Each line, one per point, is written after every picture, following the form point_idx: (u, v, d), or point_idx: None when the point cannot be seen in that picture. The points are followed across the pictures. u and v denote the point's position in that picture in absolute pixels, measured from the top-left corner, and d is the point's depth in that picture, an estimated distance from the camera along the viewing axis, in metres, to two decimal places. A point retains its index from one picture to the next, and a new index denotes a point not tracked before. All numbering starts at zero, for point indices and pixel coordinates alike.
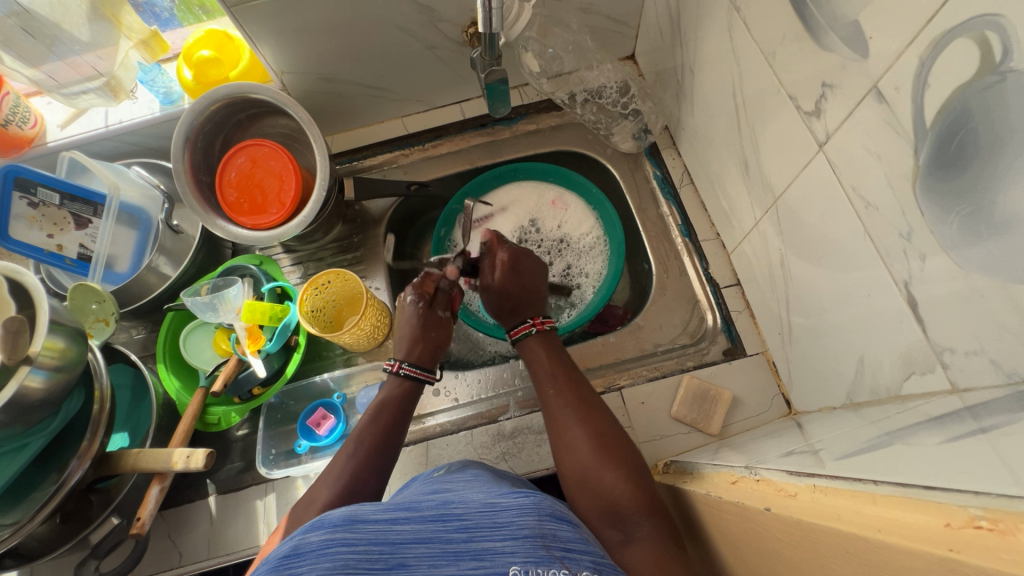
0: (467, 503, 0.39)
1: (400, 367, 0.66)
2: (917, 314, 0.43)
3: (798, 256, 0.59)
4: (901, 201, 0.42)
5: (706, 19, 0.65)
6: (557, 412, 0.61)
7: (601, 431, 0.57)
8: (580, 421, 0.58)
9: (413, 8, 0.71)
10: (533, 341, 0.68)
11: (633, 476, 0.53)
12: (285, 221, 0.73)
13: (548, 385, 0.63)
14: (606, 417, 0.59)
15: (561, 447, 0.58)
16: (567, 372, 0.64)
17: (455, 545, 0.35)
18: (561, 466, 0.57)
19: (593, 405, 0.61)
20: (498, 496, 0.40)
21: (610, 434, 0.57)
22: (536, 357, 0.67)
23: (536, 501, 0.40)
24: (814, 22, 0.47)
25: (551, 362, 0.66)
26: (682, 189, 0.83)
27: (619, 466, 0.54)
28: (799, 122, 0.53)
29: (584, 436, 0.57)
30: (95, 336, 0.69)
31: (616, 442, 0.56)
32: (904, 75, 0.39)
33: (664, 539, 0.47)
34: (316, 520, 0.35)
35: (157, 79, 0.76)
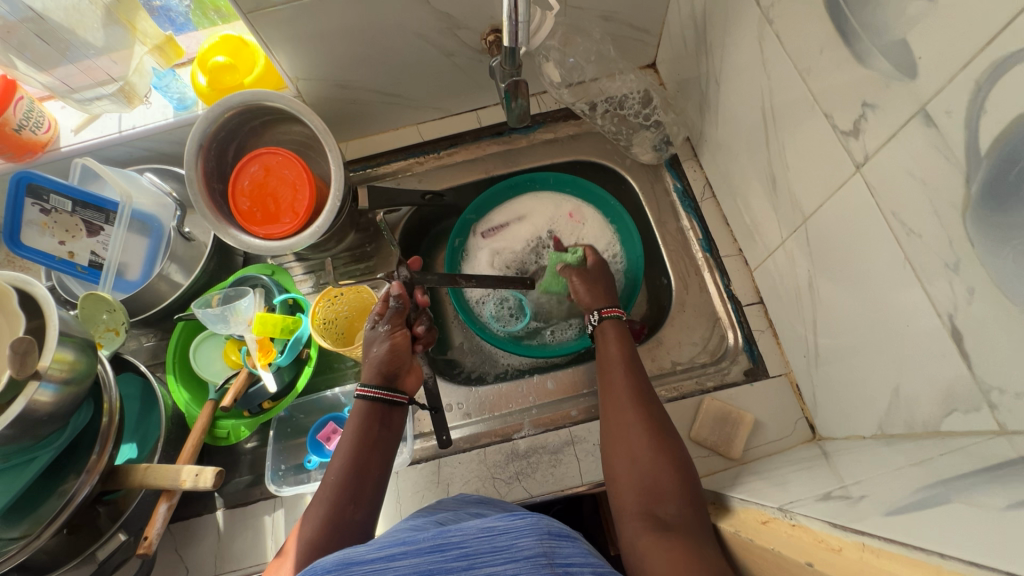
0: (466, 528, 0.37)
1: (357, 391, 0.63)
2: (962, 349, 0.41)
3: (828, 277, 0.57)
4: (948, 230, 0.40)
5: (734, 30, 0.63)
6: (613, 392, 0.59)
7: (656, 419, 0.56)
8: (637, 405, 0.57)
9: (432, 16, 0.70)
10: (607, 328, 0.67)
11: (680, 467, 0.51)
12: (298, 231, 0.72)
13: (613, 369, 0.62)
14: (661, 409, 0.58)
15: (609, 426, 0.57)
16: (636, 360, 0.63)
17: (455, 575, 0.34)
18: (605, 446, 0.56)
19: (651, 395, 0.59)
20: (496, 518, 0.38)
21: (664, 424, 0.55)
22: (604, 350, 0.65)
23: (536, 520, 0.38)
24: (855, 38, 0.45)
25: (621, 348, 0.64)
26: (703, 203, 0.81)
27: (668, 453, 0.52)
28: (835, 141, 0.50)
29: (637, 418, 0.55)
30: (104, 346, 0.68)
31: (670, 433, 0.55)
32: (956, 98, 0.37)
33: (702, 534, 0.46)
34: (312, 568, 0.35)
35: (171, 84, 0.76)
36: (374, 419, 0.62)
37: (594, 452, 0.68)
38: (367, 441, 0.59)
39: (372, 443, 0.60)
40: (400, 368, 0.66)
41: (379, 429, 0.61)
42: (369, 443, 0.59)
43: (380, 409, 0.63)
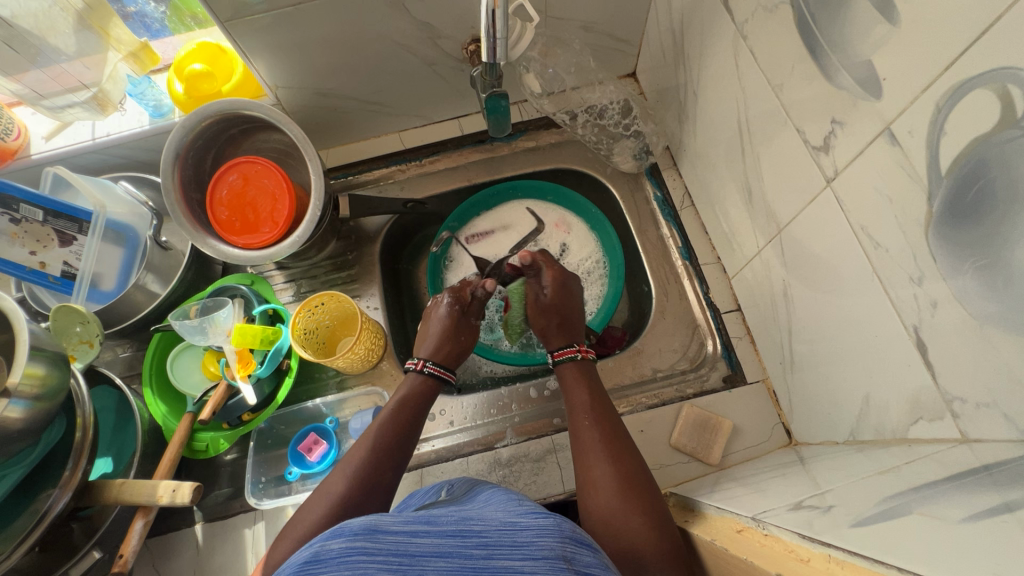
0: (487, 520, 0.36)
1: (424, 366, 0.65)
2: (927, 360, 0.43)
3: (802, 287, 0.58)
4: (912, 245, 0.41)
5: (711, 44, 0.64)
6: (585, 447, 0.57)
7: (633, 471, 0.53)
8: (608, 458, 0.55)
9: (412, 25, 0.70)
10: (565, 367, 0.66)
11: (657, 525, 0.49)
12: (278, 240, 0.71)
13: (583, 415, 0.60)
14: (639, 460, 0.55)
15: (583, 483, 0.54)
16: (606, 406, 0.61)
17: (473, 562, 0.32)
18: (581, 500, 0.54)
19: (627, 446, 0.56)
20: (519, 516, 0.37)
21: (638, 476, 0.53)
22: (568, 381, 0.65)
23: (558, 522, 0.37)
24: (824, 58, 0.46)
25: (589, 392, 0.62)
26: (682, 211, 0.82)
27: (643, 509, 0.50)
28: (807, 155, 0.52)
29: (609, 473, 0.53)
30: (78, 358, 0.66)
31: (648, 488, 0.52)
32: (919, 118, 0.38)
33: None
34: (335, 528, 0.32)
35: (147, 91, 0.74)
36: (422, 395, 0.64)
37: None
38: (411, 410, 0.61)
39: (412, 420, 0.61)
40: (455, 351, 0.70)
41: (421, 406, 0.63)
42: (399, 431, 0.59)
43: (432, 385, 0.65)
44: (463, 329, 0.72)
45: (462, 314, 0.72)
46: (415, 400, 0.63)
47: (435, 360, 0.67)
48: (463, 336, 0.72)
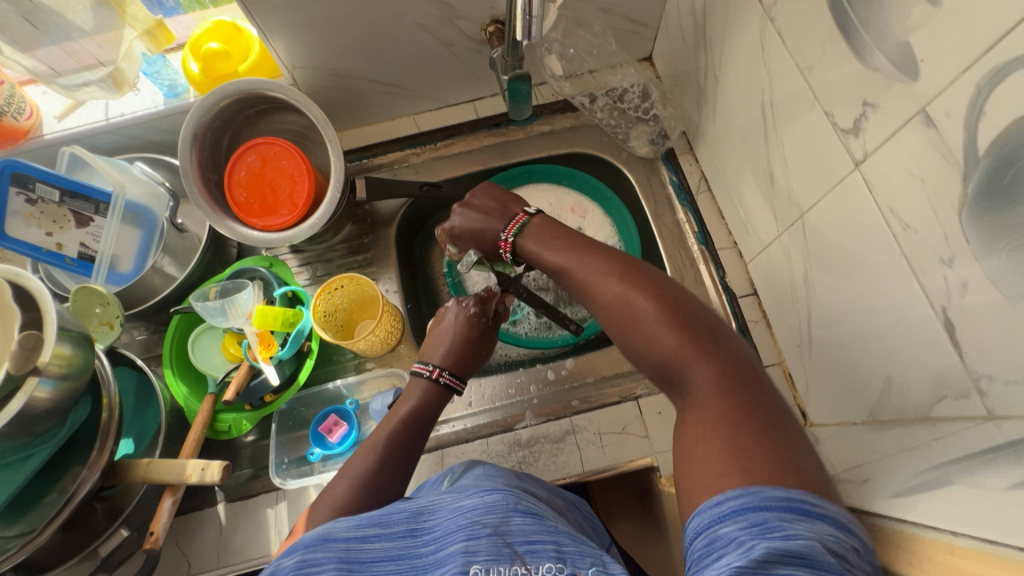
0: (437, 512, 0.41)
1: (440, 376, 0.62)
2: (955, 340, 0.43)
3: (823, 269, 0.59)
4: (944, 226, 0.42)
5: (735, 25, 0.64)
6: (586, 281, 0.50)
7: (647, 288, 0.47)
8: (614, 278, 0.49)
9: (432, 5, 0.69)
10: (526, 242, 0.57)
11: (672, 312, 0.45)
12: (296, 222, 0.71)
13: (569, 256, 0.53)
14: (651, 275, 0.49)
15: (599, 310, 0.49)
16: (595, 246, 0.53)
17: (420, 560, 0.38)
18: (607, 329, 0.49)
19: (627, 260, 0.50)
20: (466, 498, 0.41)
21: (651, 288, 0.47)
22: (535, 246, 0.56)
23: (502, 498, 0.41)
24: (857, 39, 0.46)
25: (562, 239, 0.55)
26: (698, 196, 0.83)
27: (659, 312, 0.45)
28: (834, 138, 0.52)
29: (619, 296, 0.47)
30: (98, 339, 0.66)
31: (661, 287, 0.47)
32: (956, 100, 0.39)
33: (735, 382, 0.40)
34: (292, 543, 0.38)
35: (161, 71, 0.73)
36: (430, 406, 0.61)
37: (594, 441, 0.69)
38: (419, 422, 0.59)
39: (413, 437, 0.59)
40: (469, 361, 0.66)
41: (427, 418, 0.61)
42: (407, 435, 0.58)
43: (441, 394, 0.62)
44: (482, 340, 0.68)
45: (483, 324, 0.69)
46: (424, 411, 0.61)
47: (451, 369, 0.64)
48: (482, 348, 0.68)
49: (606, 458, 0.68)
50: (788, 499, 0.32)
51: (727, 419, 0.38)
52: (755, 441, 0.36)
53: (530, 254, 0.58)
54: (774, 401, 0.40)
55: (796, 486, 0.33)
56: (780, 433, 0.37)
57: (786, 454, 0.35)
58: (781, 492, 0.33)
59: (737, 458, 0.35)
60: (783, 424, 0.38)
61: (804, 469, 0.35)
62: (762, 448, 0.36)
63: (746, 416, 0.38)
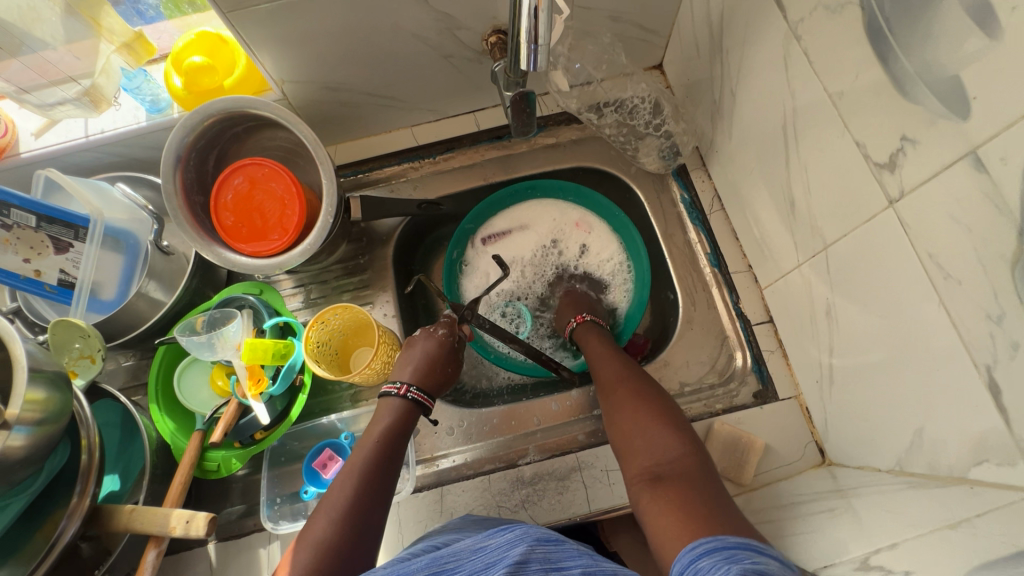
0: (458, 554, 0.40)
1: (407, 391, 0.62)
2: (999, 403, 0.40)
3: (849, 307, 0.55)
4: (992, 281, 0.38)
5: (756, 40, 0.60)
6: (607, 381, 0.64)
7: (651, 394, 0.60)
8: (632, 391, 0.61)
9: (430, 16, 0.65)
10: (584, 334, 0.73)
11: (675, 429, 0.56)
12: (287, 247, 0.67)
13: (604, 361, 0.68)
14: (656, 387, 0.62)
15: (610, 410, 0.61)
16: (623, 357, 0.67)
17: None
18: (613, 436, 0.60)
19: (645, 379, 0.63)
20: (486, 539, 0.41)
21: (651, 393, 0.60)
22: (591, 340, 0.72)
23: (523, 533, 0.40)
24: (898, 68, 0.42)
25: (604, 343, 0.71)
26: (711, 215, 0.79)
27: (661, 423, 0.56)
28: (866, 172, 0.48)
29: (630, 397, 0.60)
30: (79, 375, 0.63)
31: (670, 409, 0.59)
32: (1015, 145, 0.34)
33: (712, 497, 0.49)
34: None
35: (143, 86, 0.69)
36: (398, 427, 0.61)
37: (601, 478, 0.66)
38: (389, 448, 0.59)
39: (386, 464, 0.58)
40: (440, 378, 0.66)
41: (399, 440, 0.60)
42: (380, 462, 0.58)
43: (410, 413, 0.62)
44: (449, 359, 0.68)
45: (450, 343, 0.69)
46: (398, 428, 0.61)
47: (419, 384, 0.64)
48: (450, 367, 0.68)
49: (613, 498, 0.64)
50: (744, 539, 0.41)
51: (697, 515, 0.46)
52: (714, 524, 0.45)
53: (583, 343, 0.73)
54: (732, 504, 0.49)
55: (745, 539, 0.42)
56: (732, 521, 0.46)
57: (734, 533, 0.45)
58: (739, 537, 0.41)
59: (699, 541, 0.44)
60: (737, 513, 0.47)
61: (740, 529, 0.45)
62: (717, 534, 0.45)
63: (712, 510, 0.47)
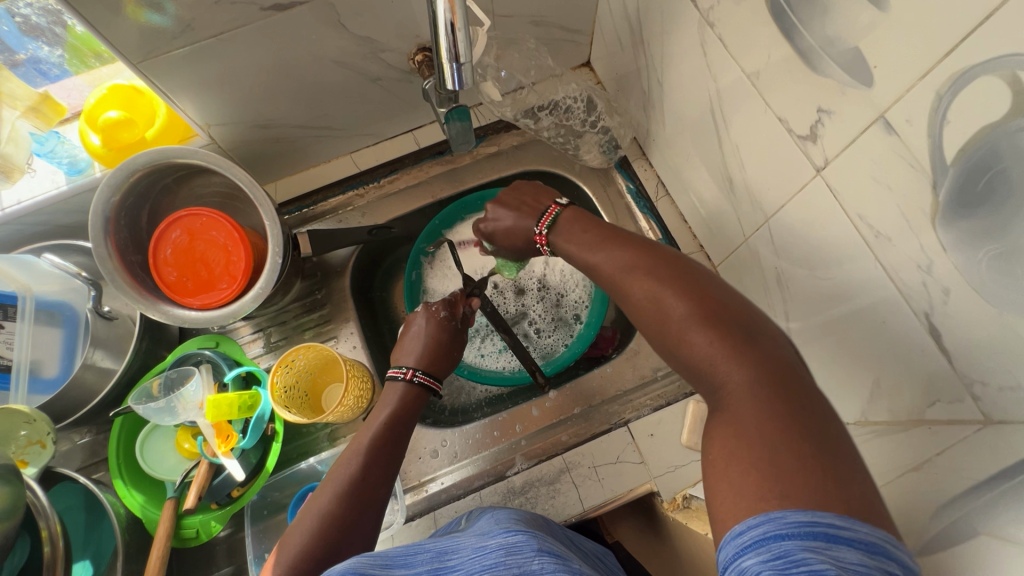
0: (462, 551, 0.39)
1: (414, 376, 0.61)
2: (942, 345, 0.42)
3: (796, 274, 0.57)
4: (917, 233, 0.40)
5: (673, 29, 0.62)
6: (623, 277, 0.49)
7: (680, 281, 0.45)
8: (653, 282, 0.46)
9: (351, 42, 0.64)
10: (559, 240, 0.56)
11: (713, 323, 0.41)
12: (238, 294, 0.65)
13: (609, 250, 0.51)
14: (686, 264, 0.47)
15: (633, 312, 0.47)
16: (618, 237, 0.52)
17: None
18: (636, 325, 0.48)
19: (666, 253, 0.49)
20: (491, 538, 0.39)
21: (672, 284, 0.45)
22: (570, 245, 0.55)
23: (526, 538, 0.38)
24: (805, 45, 0.44)
25: (602, 229, 0.53)
26: (658, 202, 0.81)
27: (710, 328, 0.41)
28: (792, 144, 0.50)
29: (649, 300, 0.46)
30: (30, 463, 0.59)
31: (695, 284, 0.45)
32: (918, 106, 0.37)
33: (769, 389, 0.37)
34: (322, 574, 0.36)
35: (57, 148, 0.66)
36: (408, 406, 0.59)
37: (590, 476, 0.66)
38: (394, 430, 0.57)
39: (391, 447, 0.56)
40: (447, 359, 0.65)
41: (407, 418, 0.59)
42: (386, 438, 0.56)
43: (420, 396, 0.61)
44: (454, 342, 0.67)
45: (454, 325, 0.68)
46: (405, 411, 0.59)
47: (426, 368, 0.63)
48: (455, 350, 0.66)
49: (605, 492, 0.66)
50: (812, 524, 0.30)
51: (757, 443, 0.35)
52: (780, 478, 0.33)
53: (569, 258, 0.56)
54: (808, 382, 0.38)
55: (833, 512, 0.31)
56: (801, 412, 0.36)
57: (822, 453, 0.33)
58: (807, 514, 0.31)
59: (759, 452, 0.34)
60: (822, 413, 0.36)
61: (840, 472, 0.33)
62: (793, 473, 0.33)
63: (795, 405, 0.36)
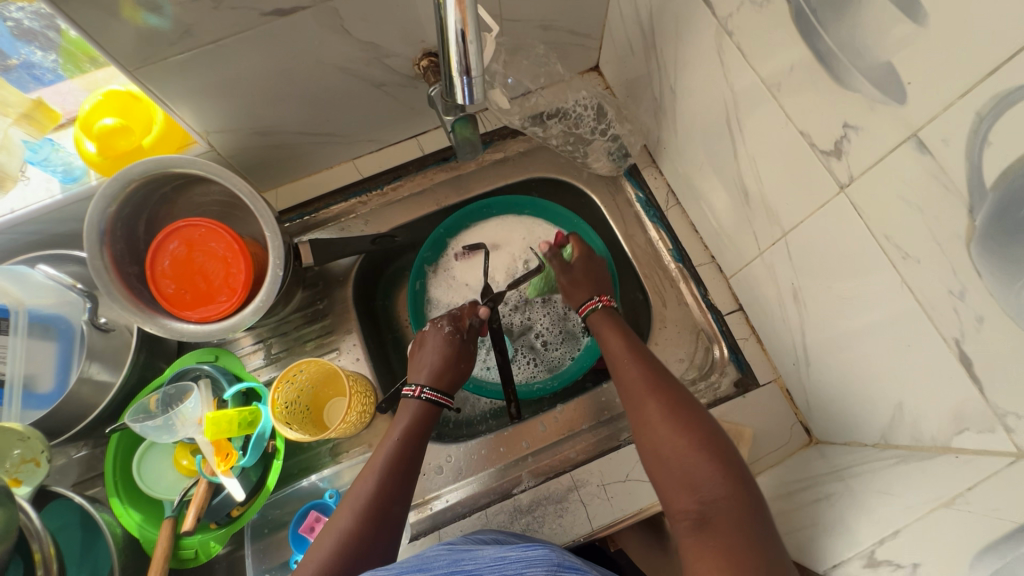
0: (477, 561, 0.37)
1: (422, 392, 0.60)
2: (973, 374, 0.40)
3: (814, 291, 0.55)
4: (949, 257, 0.38)
5: (688, 35, 0.60)
6: (634, 390, 0.58)
7: (683, 411, 0.54)
8: (660, 407, 0.55)
9: (355, 47, 0.62)
10: (596, 331, 0.67)
11: (709, 450, 0.50)
12: (238, 307, 0.63)
13: (628, 366, 0.61)
14: (689, 399, 0.56)
15: (638, 427, 0.56)
16: (648, 359, 0.61)
17: None
18: (637, 441, 0.56)
19: (670, 380, 0.58)
20: (507, 550, 0.37)
21: (687, 409, 0.54)
22: (611, 341, 0.65)
23: (547, 552, 0.36)
24: (831, 58, 0.42)
25: (625, 339, 0.64)
26: (668, 211, 0.79)
27: (706, 447, 0.51)
28: (813, 159, 0.48)
29: (662, 412, 0.55)
30: (24, 482, 0.57)
31: (696, 414, 0.54)
32: (955, 127, 0.35)
33: (745, 511, 0.46)
34: None
35: (51, 156, 0.63)
36: (420, 423, 0.59)
37: (599, 494, 0.64)
38: (411, 446, 0.57)
39: (405, 464, 0.56)
40: (457, 373, 0.65)
41: (421, 434, 0.58)
42: (402, 457, 0.56)
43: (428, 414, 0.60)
44: (464, 355, 0.66)
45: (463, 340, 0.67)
46: (418, 426, 0.59)
47: (433, 385, 0.62)
48: (463, 361, 0.66)
49: (614, 511, 0.63)
50: None
51: (730, 555, 0.43)
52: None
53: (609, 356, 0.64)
54: (767, 513, 0.47)
55: None
56: (761, 530, 0.45)
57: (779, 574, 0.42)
58: None
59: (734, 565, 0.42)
60: (780, 552, 0.44)
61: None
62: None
63: (760, 527, 0.45)
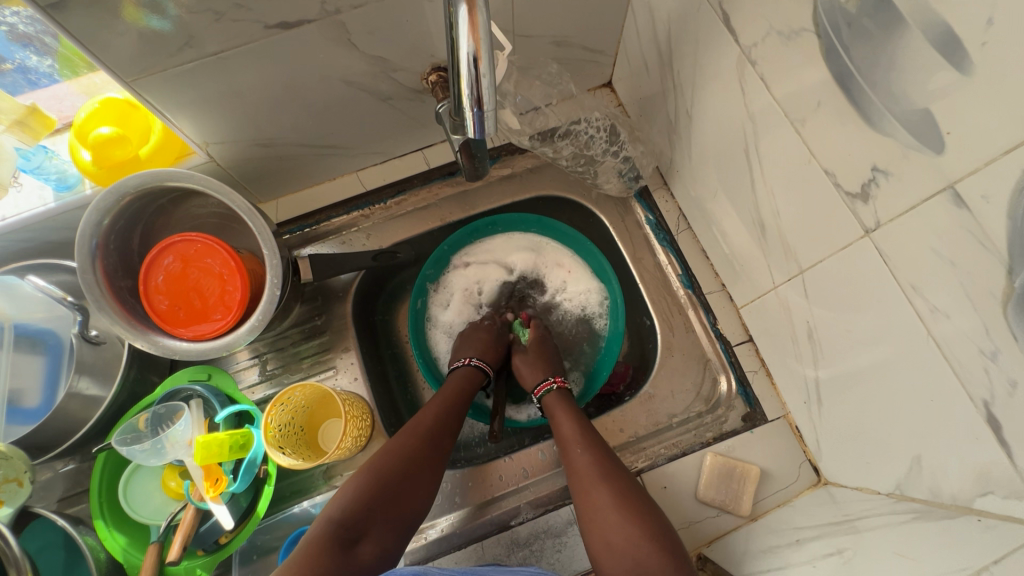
0: None
1: (468, 360, 0.71)
2: (1001, 438, 0.38)
3: (830, 332, 0.53)
4: (982, 315, 0.36)
5: (708, 61, 0.57)
6: (583, 475, 0.58)
7: (630, 500, 0.55)
8: (606, 492, 0.56)
9: (362, 61, 0.60)
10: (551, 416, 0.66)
11: (658, 540, 0.52)
12: (233, 325, 0.61)
13: (577, 449, 0.61)
14: (635, 484, 0.57)
15: (586, 513, 0.56)
16: (601, 444, 0.61)
17: None
18: (585, 526, 0.56)
19: (618, 468, 0.58)
20: None
21: (635, 500, 0.55)
22: (563, 426, 0.64)
23: None
24: (862, 99, 0.40)
25: (576, 420, 0.64)
26: (679, 235, 0.77)
27: (655, 538, 0.52)
28: (837, 200, 0.46)
29: (610, 501, 0.55)
30: (6, 502, 0.57)
31: (642, 502, 0.55)
32: (996, 183, 0.33)
33: None
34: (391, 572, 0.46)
35: (44, 164, 0.61)
36: (461, 395, 0.68)
37: None
38: (454, 407, 0.66)
39: (447, 424, 0.64)
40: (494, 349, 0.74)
41: (462, 404, 0.67)
42: (446, 420, 0.64)
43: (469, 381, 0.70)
44: (498, 338, 0.76)
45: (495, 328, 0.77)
46: (463, 387, 0.69)
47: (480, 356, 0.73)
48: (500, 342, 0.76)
49: None
50: None
51: None
52: None
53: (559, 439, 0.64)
54: None
55: None
56: None
57: None
58: None
59: None
60: None
61: None
62: None
63: None
